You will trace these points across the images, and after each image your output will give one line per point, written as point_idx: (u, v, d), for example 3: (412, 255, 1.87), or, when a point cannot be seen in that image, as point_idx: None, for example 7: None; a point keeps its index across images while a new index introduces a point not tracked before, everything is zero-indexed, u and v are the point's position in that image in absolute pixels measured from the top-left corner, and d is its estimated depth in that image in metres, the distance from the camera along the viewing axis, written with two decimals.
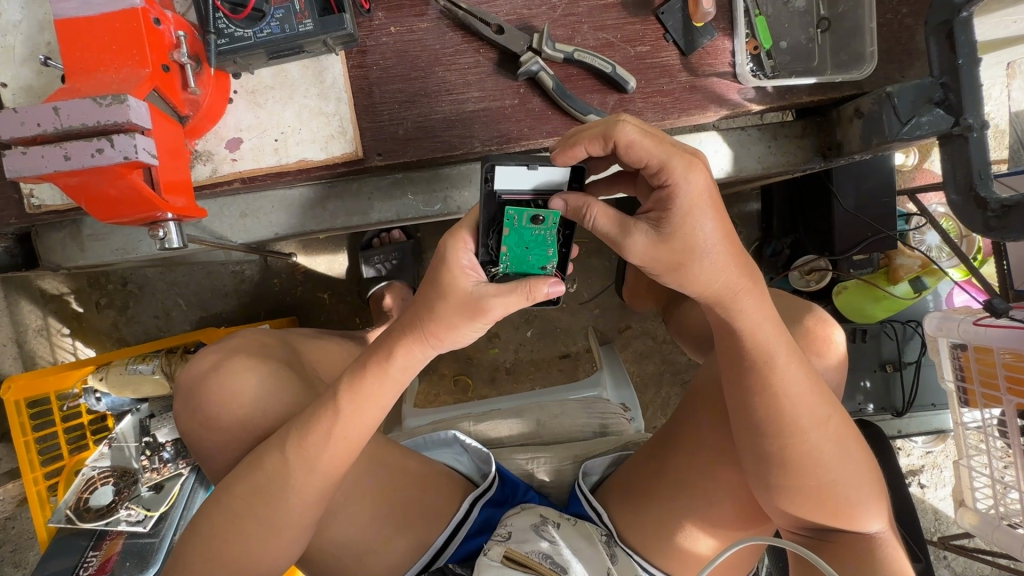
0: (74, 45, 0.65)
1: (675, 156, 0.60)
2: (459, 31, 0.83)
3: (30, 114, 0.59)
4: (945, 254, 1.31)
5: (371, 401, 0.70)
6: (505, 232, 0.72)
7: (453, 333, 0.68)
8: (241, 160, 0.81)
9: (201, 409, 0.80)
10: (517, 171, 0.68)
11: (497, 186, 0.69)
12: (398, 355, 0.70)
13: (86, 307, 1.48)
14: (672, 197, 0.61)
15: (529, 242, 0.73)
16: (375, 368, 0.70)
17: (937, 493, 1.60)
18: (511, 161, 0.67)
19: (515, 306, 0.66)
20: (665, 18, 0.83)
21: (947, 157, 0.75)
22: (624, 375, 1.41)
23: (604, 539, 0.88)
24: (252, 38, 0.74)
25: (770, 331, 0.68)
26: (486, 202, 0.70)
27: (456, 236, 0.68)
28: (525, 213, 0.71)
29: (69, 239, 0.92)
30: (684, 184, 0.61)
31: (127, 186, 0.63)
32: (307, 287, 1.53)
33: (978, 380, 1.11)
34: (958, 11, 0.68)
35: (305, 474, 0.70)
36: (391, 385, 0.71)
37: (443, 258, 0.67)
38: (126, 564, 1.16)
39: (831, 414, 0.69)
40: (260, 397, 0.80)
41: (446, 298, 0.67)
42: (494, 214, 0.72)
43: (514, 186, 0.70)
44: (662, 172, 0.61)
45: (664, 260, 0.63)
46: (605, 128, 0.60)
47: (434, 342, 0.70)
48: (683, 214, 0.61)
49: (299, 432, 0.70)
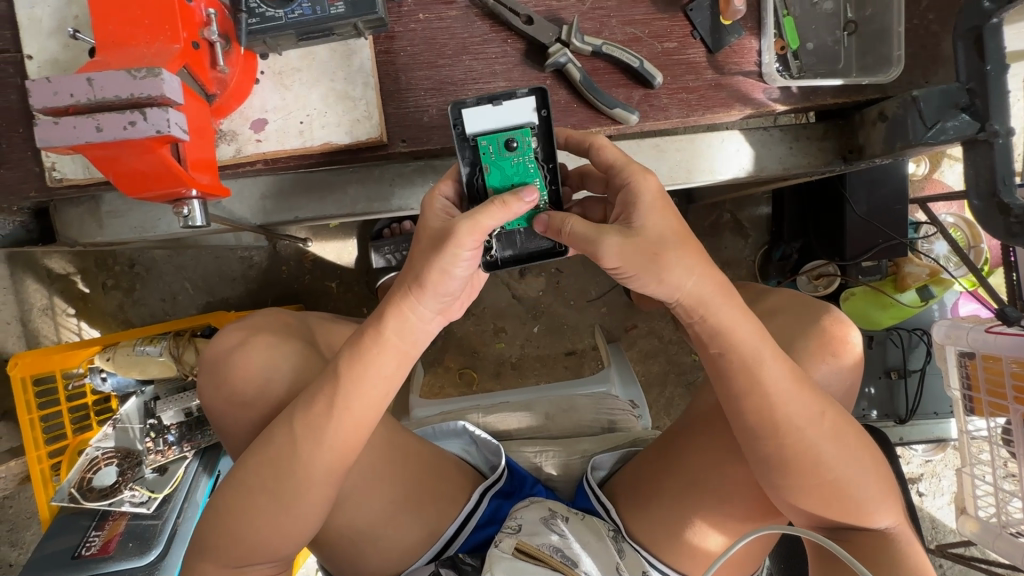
0: (108, 19, 0.66)
1: (633, 163, 0.70)
2: (488, 21, 0.83)
3: (65, 84, 0.59)
4: (953, 263, 1.36)
5: (378, 368, 0.70)
6: (485, 168, 0.73)
7: (431, 269, 0.65)
8: (265, 141, 0.81)
9: (226, 385, 0.81)
10: (486, 110, 0.72)
11: (468, 131, 0.72)
12: (387, 314, 0.69)
13: (91, 288, 1.48)
14: (635, 193, 0.68)
15: (513, 176, 0.73)
16: (369, 333, 0.69)
17: (935, 502, 1.61)
18: (475, 102, 0.71)
19: (488, 220, 0.63)
20: (693, 15, 0.83)
21: (971, 164, 0.75)
22: (630, 372, 1.40)
23: (611, 534, 0.89)
24: (283, 19, 0.74)
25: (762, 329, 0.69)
26: (459, 145, 0.73)
27: (433, 187, 0.73)
28: (499, 141, 0.72)
29: (86, 215, 0.91)
30: (642, 183, 0.69)
31: (157, 159, 0.63)
32: (315, 275, 1.52)
33: (984, 388, 1.12)
34: (988, 17, 0.69)
35: (312, 445, 0.69)
36: (390, 349, 0.70)
37: (421, 212, 0.71)
38: (129, 545, 1.12)
39: (825, 408, 0.70)
40: (283, 370, 0.80)
41: (426, 242, 0.67)
42: (474, 160, 0.74)
43: (487, 124, 0.72)
44: (624, 173, 0.70)
45: (638, 257, 0.65)
46: (585, 136, 0.74)
47: (419, 289, 0.67)
48: (646, 207, 0.68)
49: (308, 411, 0.70)
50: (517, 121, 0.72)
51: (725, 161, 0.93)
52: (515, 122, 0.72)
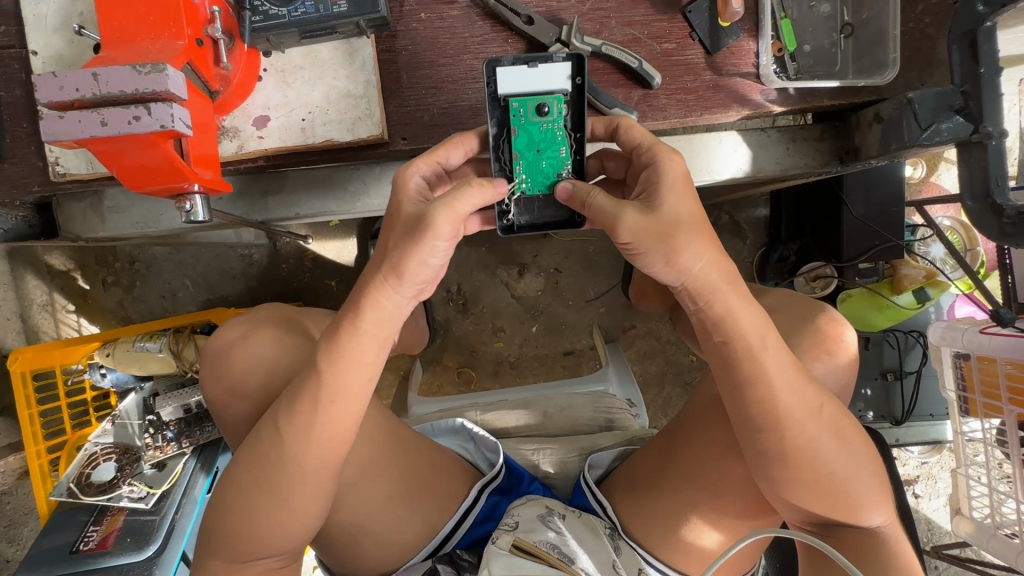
0: (113, 15, 0.66)
1: (659, 143, 0.72)
2: (489, 20, 0.84)
3: (70, 78, 0.59)
4: (949, 266, 1.35)
5: (355, 358, 0.70)
6: (513, 130, 0.76)
7: (409, 258, 0.65)
8: (267, 137, 0.82)
9: (228, 375, 0.82)
10: (521, 71, 0.73)
11: (500, 91, 0.74)
12: (364, 304, 0.68)
13: (91, 284, 1.49)
14: (658, 173, 0.70)
15: (540, 142, 0.76)
16: (345, 326, 0.69)
17: (931, 503, 1.62)
18: (512, 61, 0.73)
19: (462, 205, 0.64)
20: (692, 17, 0.84)
21: (965, 165, 0.76)
22: (628, 372, 1.40)
23: (608, 531, 0.90)
24: (286, 17, 0.75)
25: (757, 327, 0.70)
26: (491, 104, 0.75)
27: (410, 164, 0.72)
28: (531, 105, 0.75)
29: (89, 210, 0.92)
30: (668, 162, 0.70)
31: (161, 154, 0.64)
32: (315, 273, 1.53)
33: (979, 389, 1.13)
34: (982, 20, 0.70)
35: (301, 440, 0.70)
36: (365, 338, 0.69)
37: (395, 191, 0.70)
38: (127, 540, 1.13)
39: (823, 401, 0.70)
40: (283, 356, 0.82)
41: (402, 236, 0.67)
42: (504, 122, 0.76)
43: (520, 86, 0.74)
44: (650, 153, 0.72)
45: (652, 235, 0.66)
46: (611, 117, 0.76)
47: (395, 277, 0.67)
48: (667, 187, 0.68)
49: (296, 403, 0.70)
50: (551, 87, 0.75)
51: (723, 161, 0.94)
52: (549, 88, 0.74)
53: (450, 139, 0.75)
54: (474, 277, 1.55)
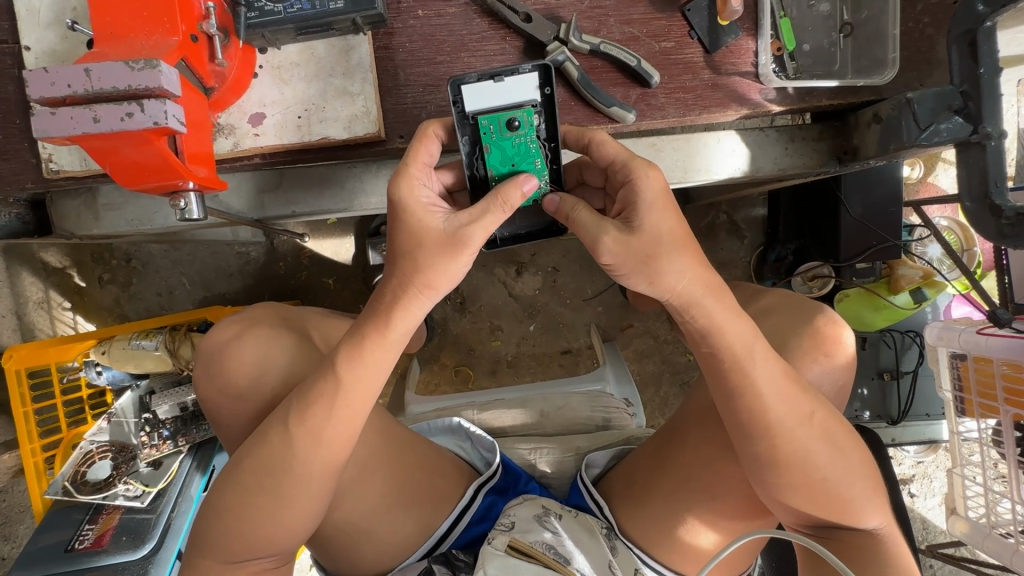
0: (107, 10, 0.66)
1: (635, 157, 0.70)
2: (487, 18, 0.83)
3: (62, 74, 0.59)
4: (947, 266, 1.34)
5: (376, 365, 0.70)
6: (486, 147, 0.75)
7: (445, 273, 0.68)
8: (263, 135, 0.81)
9: (223, 375, 0.81)
10: (487, 88, 0.72)
11: (468, 108, 0.73)
12: (395, 318, 0.69)
13: (87, 282, 1.48)
14: (635, 191, 0.69)
15: (514, 156, 0.76)
16: (372, 336, 0.69)
17: (926, 503, 1.62)
18: (477, 79, 0.72)
19: (495, 224, 0.68)
20: (691, 15, 0.84)
21: (963, 165, 0.75)
22: (625, 371, 1.40)
23: (605, 531, 0.89)
24: (282, 13, 0.74)
25: (747, 333, 0.70)
26: (460, 122, 0.74)
27: (407, 176, 0.69)
28: (500, 120, 0.74)
29: (83, 208, 0.91)
30: (644, 179, 0.69)
31: (154, 151, 0.63)
32: (312, 272, 1.52)
33: (975, 390, 1.13)
34: (981, 20, 0.69)
35: (310, 445, 0.69)
36: (392, 348, 0.71)
37: (403, 202, 0.69)
38: (122, 539, 1.12)
39: (815, 408, 0.70)
40: (278, 356, 0.81)
41: (427, 241, 0.68)
42: (475, 138, 0.75)
43: (488, 102, 0.73)
44: (625, 169, 0.70)
45: (635, 255, 0.67)
46: (584, 131, 0.74)
47: (429, 291, 0.69)
48: (646, 206, 0.68)
49: (302, 405, 0.70)
50: (520, 101, 0.73)
51: (721, 160, 0.93)
52: (518, 102, 0.73)
53: (420, 134, 0.72)
54: (472, 276, 1.54)
